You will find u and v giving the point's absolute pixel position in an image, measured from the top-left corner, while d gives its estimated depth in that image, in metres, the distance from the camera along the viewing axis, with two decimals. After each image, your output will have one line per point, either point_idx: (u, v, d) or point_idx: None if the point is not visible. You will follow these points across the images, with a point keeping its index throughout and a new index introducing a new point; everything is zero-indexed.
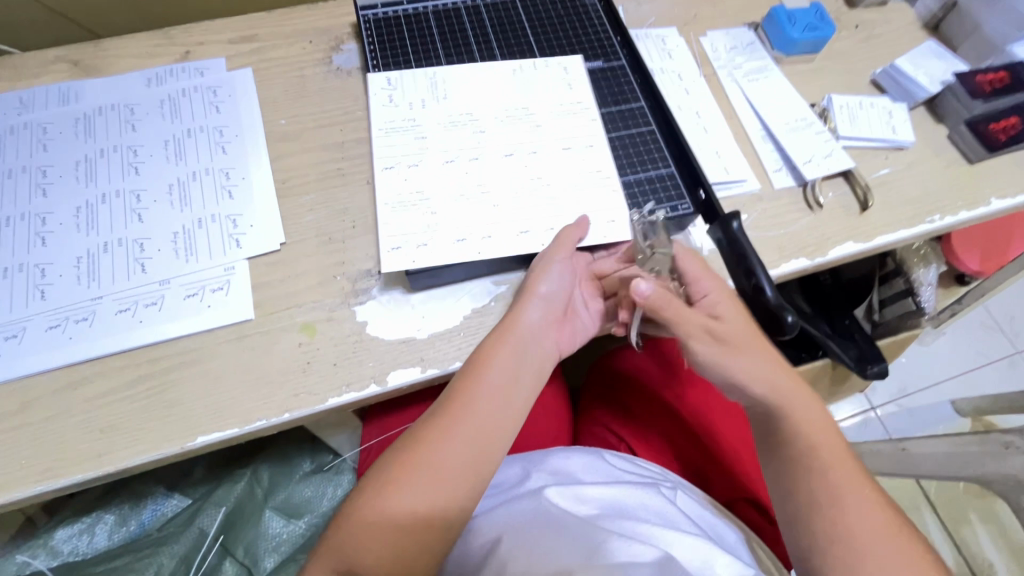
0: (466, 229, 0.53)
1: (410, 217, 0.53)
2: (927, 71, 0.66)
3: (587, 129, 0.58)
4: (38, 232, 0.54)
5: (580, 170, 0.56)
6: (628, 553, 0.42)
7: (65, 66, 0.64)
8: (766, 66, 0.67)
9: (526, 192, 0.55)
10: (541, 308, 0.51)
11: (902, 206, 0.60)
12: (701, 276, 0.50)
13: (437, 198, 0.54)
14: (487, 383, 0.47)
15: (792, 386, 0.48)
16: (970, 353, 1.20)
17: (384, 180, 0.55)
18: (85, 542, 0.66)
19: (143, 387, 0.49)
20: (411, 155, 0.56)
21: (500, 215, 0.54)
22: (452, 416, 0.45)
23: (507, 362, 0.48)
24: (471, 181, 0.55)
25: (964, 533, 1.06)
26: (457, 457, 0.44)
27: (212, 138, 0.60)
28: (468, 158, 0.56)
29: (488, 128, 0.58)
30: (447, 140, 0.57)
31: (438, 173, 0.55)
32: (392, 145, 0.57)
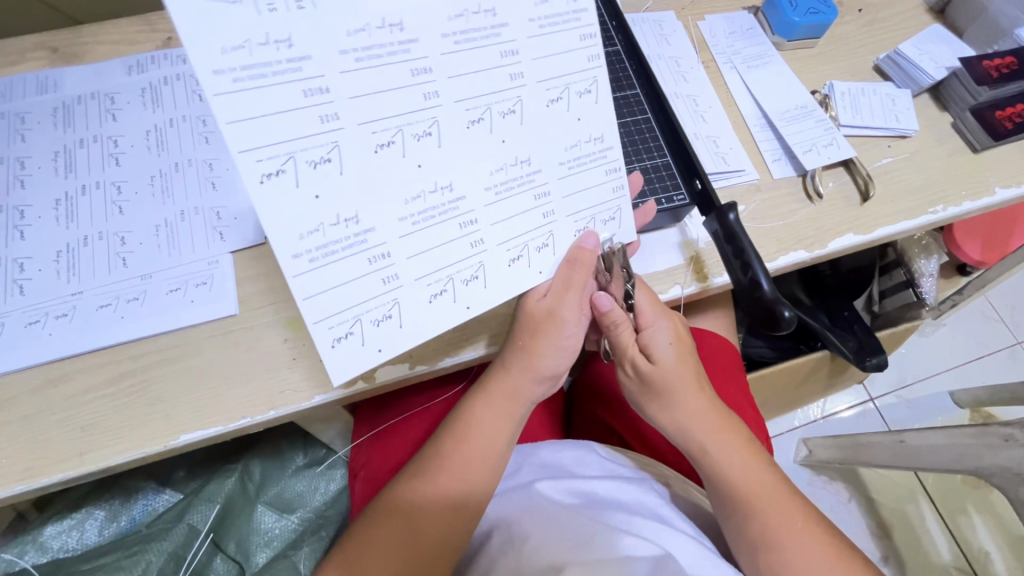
0: (443, 274, 0.40)
1: (346, 267, 0.36)
2: (932, 56, 0.64)
3: (596, 109, 0.43)
4: (15, 226, 0.53)
5: (588, 176, 0.44)
6: (625, 549, 0.40)
7: (43, 53, 0.62)
8: (766, 52, 0.65)
9: (510, 190, 0.41)
10: (557, 362, 0.49)
11: (904, 196, 0.58)
12: (658, 318, 0.50)
13: (381, 228, 0.37)
14: (490, 433, 0.48)
15: (722, 424, 0.49)
16: (971, 344, 1.19)
17: (268, 206, 0.33)
18: (75, 538, 0.66)
19: (125, 384, 0.48)
20: (312, 143, 0.33)
21: (485, 248, 0.41)
22: (458, 467, 0.46)
23: (510, 413, 0.49)
24: (430, 195, 0.38)
25: (960, 523, 1.06)
26: (465, 504, 0.45)
27: (194, 128, 0.58)
28: (415, 138, 0.37)
29: (445, 99, 0.37)
30: (365, 112, 0.34)
31: (366, 174, 0.35)
32: (265, 126, 0.32)
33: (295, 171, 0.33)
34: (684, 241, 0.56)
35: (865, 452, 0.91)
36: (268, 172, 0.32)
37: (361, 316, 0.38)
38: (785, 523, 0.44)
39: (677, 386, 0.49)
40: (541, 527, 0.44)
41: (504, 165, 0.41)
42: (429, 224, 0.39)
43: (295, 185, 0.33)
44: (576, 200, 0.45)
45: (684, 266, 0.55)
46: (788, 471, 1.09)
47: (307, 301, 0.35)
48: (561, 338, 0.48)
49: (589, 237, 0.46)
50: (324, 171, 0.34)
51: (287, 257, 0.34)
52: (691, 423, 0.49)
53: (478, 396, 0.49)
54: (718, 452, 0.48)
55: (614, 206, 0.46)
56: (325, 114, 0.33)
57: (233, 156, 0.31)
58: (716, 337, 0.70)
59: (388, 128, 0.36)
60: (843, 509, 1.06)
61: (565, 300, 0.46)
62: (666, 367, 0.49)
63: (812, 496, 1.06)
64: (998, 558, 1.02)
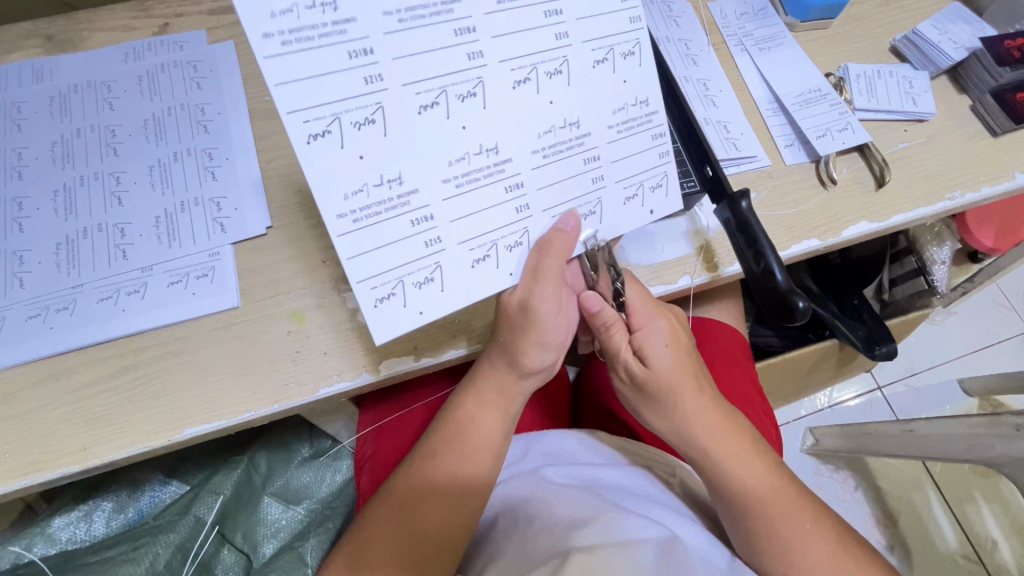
0: (487, 239, 0.39)
1: (389, 229, 0.35)
2: (952, 35, 0.62)
3: (641, 73, 0.41)
4: (14, 217, 0.52)
5: (634, 141, 0.42)
6: (633, 531, 0.40)
7: (38, 41, 0.61)
8: (778, 34, 0.63)
9: (560, 155, 0.40)
10: (544, 356, 0.46)
11: (921, 181, 0.57)
12: (652, 318, 0.48)
13: (425, 190, 0.36)
14: (484, 428, 0.47)
15: (726, 425, 0.47)
16: (981, 331, 1.17)
17: (318, 169, 0.32)
18: (82, 529, 0.67)
19: (127, 377, 0.48)
20: (357, 104, 0.32)
21: (531, 213, 0.40)
22: (456, 459, 0.45)
23: (503, 406, 0.47)
24: (475, 157, 0.37)
25: (968, 512, 1.05)
26: (467, 494, 0.45)
27: (193, 116, 0.57)
28: (460, 99, 0.35)
29: (491, 59, 0.35)
30: (409, 72, 0.33)
31: (410, 136, 0.34)
32: (312, 87, 0.31)
33: (340, 132, 0.32)
34: (694, 229, 0.54)
35: (873, 441, 0.90)
36: (314, 133, 0.31)
37: (403, 277, 0.37)
38: (791, 525, 0.44)
39: (675, 392, 0.47)
40: (546, 512, 0.43)
41: (553, 127, 0.39)
42: (474, 186, 0.37)
43: (341, 146, 0.32)
44: (624, 165, 0.43)
45: (693, 255, 0.53)
46: (795, 459, 1.08)
47: (352, 260, 0.35)
48: (542, 330, 0.44)
49: (570, 218, 0.42)
50: (367, 133, 0.33)
51: (332, 217, 0.33)
52: (694, 427, 0.47)
53: (466, 393, 0.47)
54: (719, 454, 0.46)
55: (659, 172, 0.44)
56: (368, 75, 0.32)
57: (280, 117, 0.30)
58: (726, 328, 0.69)
59: (433, 88, 0.34)
60: (849, 497, 1.05)
61: (538, 292, 0.42)
62: (662, 368, 0.47)
63: (817, 484, 1.06)
64: (1005, 546, 1.02)
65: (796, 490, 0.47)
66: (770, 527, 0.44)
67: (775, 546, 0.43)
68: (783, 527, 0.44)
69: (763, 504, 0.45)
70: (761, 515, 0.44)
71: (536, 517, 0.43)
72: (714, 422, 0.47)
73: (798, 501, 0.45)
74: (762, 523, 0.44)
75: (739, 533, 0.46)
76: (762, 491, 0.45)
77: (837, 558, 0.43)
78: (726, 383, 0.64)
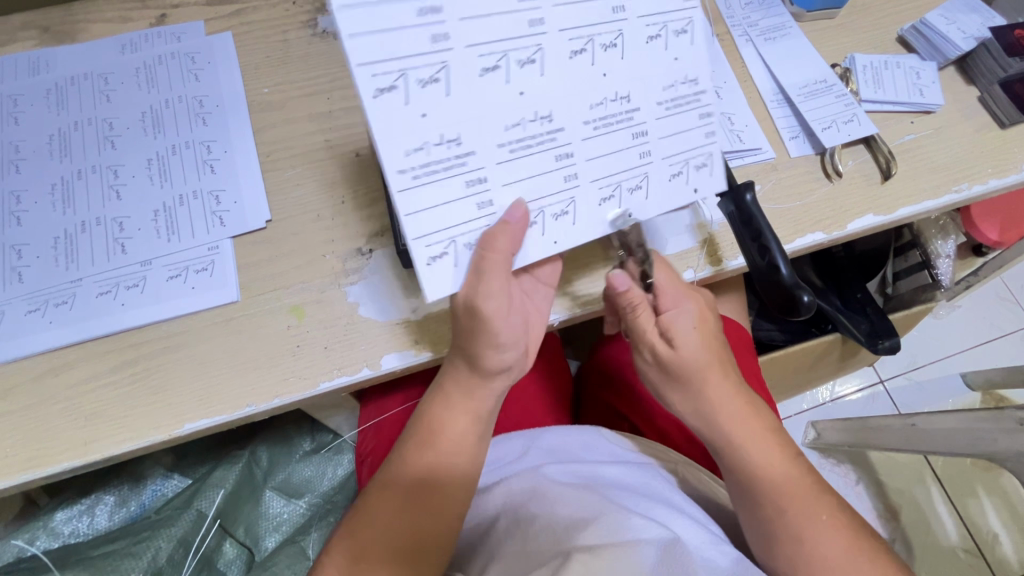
0: (537, 207, 0.41)
1: (445, 188, 0.37)
2: (961, 25, 0.61)
3: (692, 51, 0.43)
4: (12, 212, 0.52)
5: (682, 118, 0.44)
6: (635, 531, 0.40)
7: (34, 33, 0.60)
8: (784, 24, 0.62)
9: (609, 125, 0.41)
10: (502, 355, 0.44)
11: (928, 174, 0.56)
12: (679, 300, 0.47)
13: (481, 152, 0.38)
14: (452, 430, 0.45)
15: (739, 418, 0.47)
16: (985, 325, 1.17)
17: (383, 120, 0.35)
18: (85, 523, 0.68)
19: (127, 372, 0.47)
20: (424, 62, 0.35)
21: (579, 182, 0.41)
22: (431, 459, 0.45)
23: (469, 406, 0.46)
24: (530, 124, 0.39)
25: (969, 505, 1.05)
26: (450, 492, 0.44)
27: (192, 109, 0.56)
28: (520, 64, 0.38)
29: (550, 27, 0.39)
30: (474, 35, 0.36)
31: (471, 98, 0.37)
32: (384, 39, 0.34)
33: (405, 88, 0.35)
34: (697, 223, 0.54)
35: (875, 435, 0.89)
36: (382, 87, 0.34)
37: (455, 238, 0.38)
38: (804, 518, 0.44)
39: (702, 374, 0.47)
40: (548, 512, 0.43)
41: (603, 100, 0.41)
42: (526, 153, 0.39)
43: (405, 103, 0.35)
44: (672, 142, 0.44)
45: (696, 249, 0.53)
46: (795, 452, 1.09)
47: (409, 217, 0.37)
48: (493, 330, 0.41)
49: (517, 210, 0.39)
50: (431, 91, 0.36)
51: (393, 172, 0.35)
52: (721, 413, 0.47)
53: (439, 395, 0.46)
54: (740, 439, 0.46)
55: (705, 151, 0.45)
56: (435, 34, 0.35)
57: (352, 68, 0.33)
58: (730, 323, 0.68)
59: (494, 52, 0.37)
60: (850, 491, 1.05)
61: (482, 289, 0.39)
62: (687, 352, 0.46)
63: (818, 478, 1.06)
64: (1005, 539, 1.02)
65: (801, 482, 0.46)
66: (781, 521, 0.44)
67: (789, 541, 0.43)
68: (797, 521, 0.43)
69: (779, 496, 0.45)
70: (773, 507, 0.44)
71: (538, 517, 0.43)
72: (728, 413, 0.47)
73: (806, 496, 0.45)
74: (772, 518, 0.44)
75: (752, 527, 0.45)
76: (772, 487, 0.45)
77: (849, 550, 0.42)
78: None
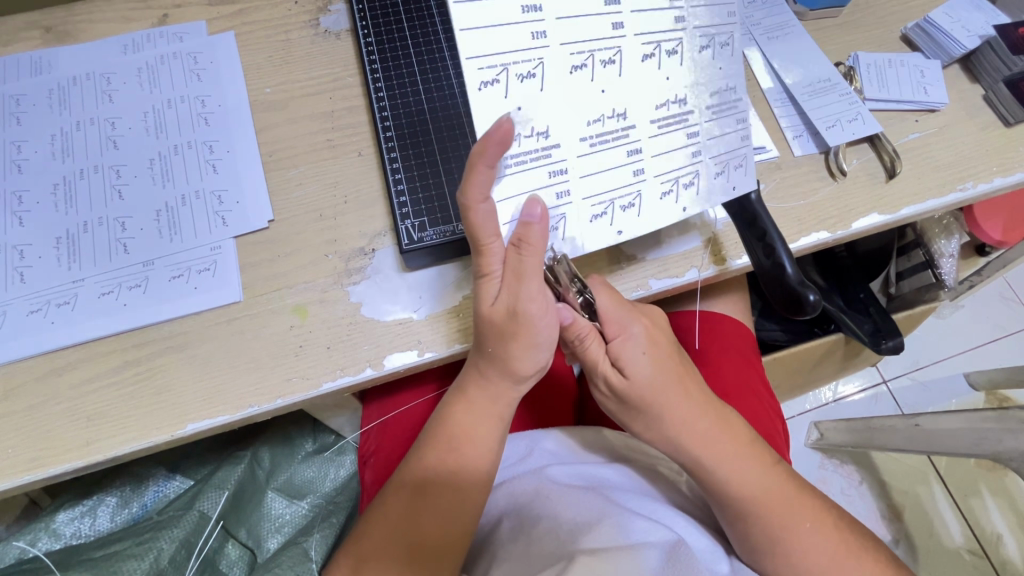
0: (607, 198, 0.43)
1: (533, 177, 0.40)
2: (964, 24, 0.61)
3: (732, 61, 0.45)
4: (14, 212, 0.52)
5: (724, 124, 0.46)
6: (638, 534, 0.40)
7: (35, 33, 0.60)
8: (788, 23, 0.62)
9: (674, 126, 0.44)
10: (538, 357, 0.43)
11: (932, 173, 0.56)
12: (627, 323, 0.45)
13: (565, 145, 0.40)
14: (480, 434, 0.45)
15: (722, 433, 0.46)
16: (988, 325, 1.16)
17: (483, 111, 0.37)
18: (87, 524, 0.68)
19: (128, 373, 0.47)
20: (522, 58, 0.38)
21: (645, 177, 0.44)
22: (450, 465, 0.44)
23: (495, 411, 0.45)
24: (608, 120, 0.41)
25: (973, 506, 1.04)
26: (468, 497, 0.44)
27: (194, 109, 0.56)
28: (604, 64, 0.40)
29: (629, 30, 0.41)
30: (567, 34, 0.39)
31: (561, 91, 0.39)
32: (489, 37, 0.37)
33: (506, 82, 0.37)
34: (701, 222, 0.53)
35: (877, 436, 0.89)
36: (486, 80, 0.37)
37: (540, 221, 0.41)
38: (795, 527, 0.44)
39: (659, 399, 0.45)
40: (552, 514, 0.43)
41: (667, 101, 0.43)
42: (603, 147, 0.42)
43: (504, 95, 0.38)
44: (717, 144, 0.46)
45: (701, 248, 0.53)
46: (798, 453, 1.09)
47: (502, 204, 0.39)
48: (534, 332, 0.41)
49: (534, 207, 0.39)
50: (528, 85, 0.38)
51: None
52: (684, 435, 0.46)
53: (457, 400, 0.46)
54: (722, 455, 0.45)
55: (741, 153, 0.47)
56: (535, 32, 0.38)
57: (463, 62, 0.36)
58: (733, 323, 0.68)
59: (583, 51, 0.39)
60: (854, 492, 1.05)
61: (524, 292, 0.40)
62: (641, 381, 0.45)
63: (821, 479, 1.06)
64: (1009, 540, 1.02)
65: (797, 483, 0.46)
66: (770, 527, 0.44)
67: (778, 548, 0.43)
68: (785, 529, 0.44)
69: (765, 506, 0.44)
70: (763, 517, 0.44)
71: (542, 518, 0.43)
72: (709, 425, 0.46)
73: (798, 500, 0.45)
74: (766, 528, 0.44)
75: (739, 536, 0.45)
76: (764, 498, 0.44)
77: (838, 558, 0.43)
78: (731, 379, 0.63)
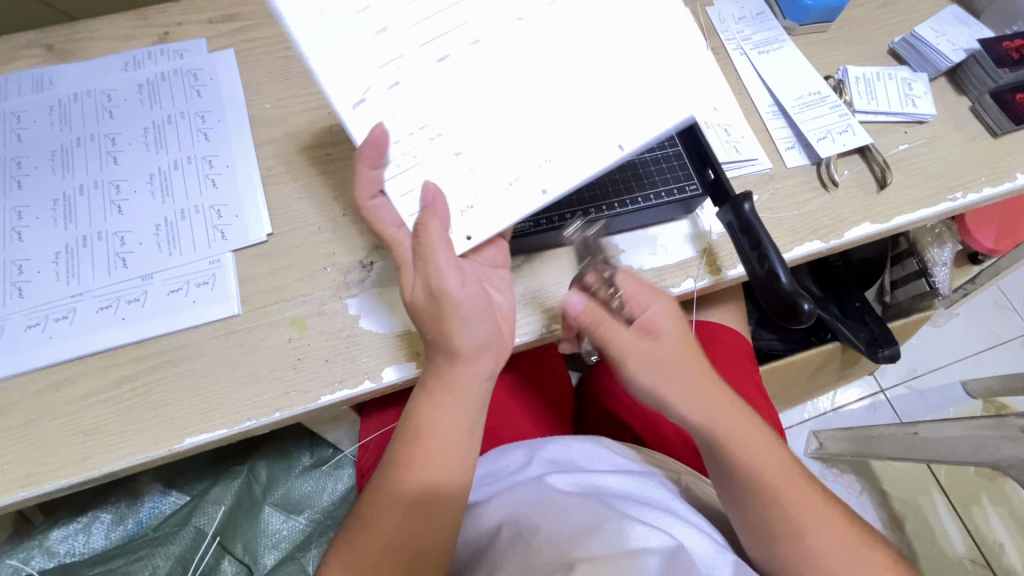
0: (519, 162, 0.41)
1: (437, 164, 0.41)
2: (950, 38, 0.62)
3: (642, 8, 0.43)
4: (14, 227, 0.52)
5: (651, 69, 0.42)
6: (636, 541, 0.40)
7: (37, 51, 0.61)
8: (777, 38, 0.63)
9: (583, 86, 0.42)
10: (475, 332, 0.43)
11: (922, 184, 0.57)
12: (649, 297, 0.48)
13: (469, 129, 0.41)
14: (443, 424, 0.42)
15: (740, 419, 0.46)
16: (984, 333, 1.17)
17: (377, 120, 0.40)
18: (81, 542, 0.68)
19: (127, 388, 0.47)
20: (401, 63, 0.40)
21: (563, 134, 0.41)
22: (415, 462, 0.42)
23: (461, 399, 0.43)
24: None
25: (974, 514, 1.04)
26: (439, 493, 0.41)
27: (193, 124, 0.57)
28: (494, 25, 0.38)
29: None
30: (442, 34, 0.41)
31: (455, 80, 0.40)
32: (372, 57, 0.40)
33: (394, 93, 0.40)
34: (697, 233, 0.54)
35: (877, 444, 0.89)
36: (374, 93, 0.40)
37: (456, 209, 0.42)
38: (812, 520, 0.43)
39: (688, 360, 0.47)
40: (550, 522, 0.42)
41: None
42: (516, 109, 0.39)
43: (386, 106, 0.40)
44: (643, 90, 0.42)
45: (696, 259, 0.53)
46: None
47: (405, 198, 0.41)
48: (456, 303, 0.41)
49: (429, 192, 0.40)
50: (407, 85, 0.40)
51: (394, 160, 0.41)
52: (713, 408, 0.46)
53: (420, 394, 0.43)
54: (743, 439, 0.45)
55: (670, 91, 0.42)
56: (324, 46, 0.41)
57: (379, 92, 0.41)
58: (730, 332, 0.68)
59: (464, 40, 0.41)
60: (855, 502, 1.04)
61: (435, 266, 0.40)
62: (671, 339, 0.47)
63: None
64: (1011, 549, 1.01)
65: None
66: (783, 524, 0.43)
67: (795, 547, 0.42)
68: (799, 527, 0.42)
69: (775, 487, 0.44)
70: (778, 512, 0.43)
71: (540, 527, 0.42)
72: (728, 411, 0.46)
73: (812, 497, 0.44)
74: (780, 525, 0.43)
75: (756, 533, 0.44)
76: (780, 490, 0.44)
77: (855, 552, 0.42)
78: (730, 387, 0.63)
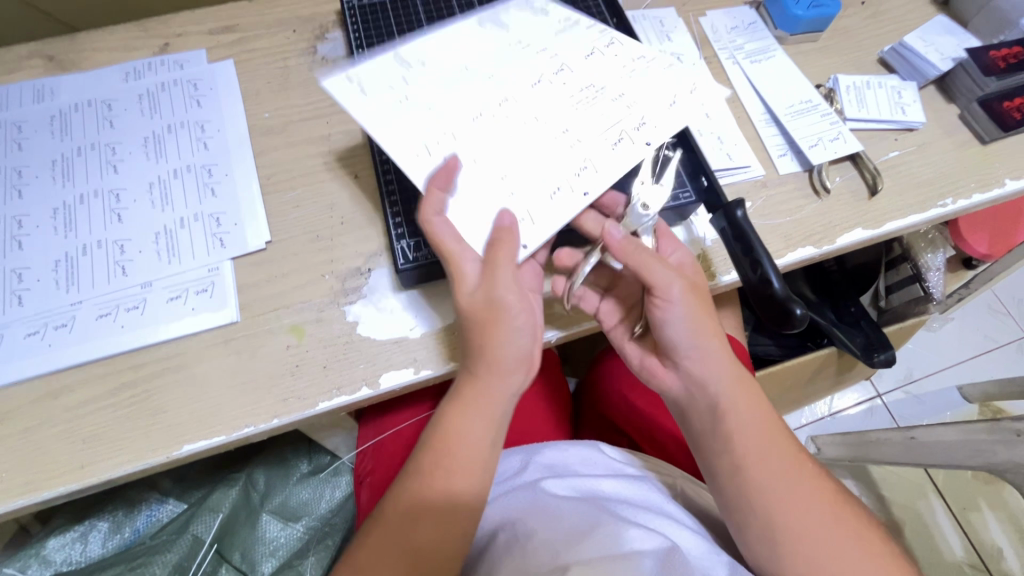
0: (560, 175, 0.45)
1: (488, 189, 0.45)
2: (938, 47, 0.64)
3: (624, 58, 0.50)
4: (14, 236, 0.53)
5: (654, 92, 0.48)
6: (632, 542, 0.40)
7: (39, 61, 0.61)
8: (768, 47, 0.64)
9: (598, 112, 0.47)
10: (519, 343, 0.44)
11: (913, 190, 0.57)
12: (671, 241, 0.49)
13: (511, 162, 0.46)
14: (474, 434, 0.43)
15: (749, 402, 0.45)
16: (978, 337, 1.18)
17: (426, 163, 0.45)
18: (78, 550, 0.67)
19: (125, 395, 0.47)
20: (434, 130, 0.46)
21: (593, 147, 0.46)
22: (444, 470, 0.42)
23: (497, 412, 0.44)
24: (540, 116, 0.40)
25: (972, 519, 1.04)
26: (461, 504, 0.41)
27: (193, 134, 0.58)
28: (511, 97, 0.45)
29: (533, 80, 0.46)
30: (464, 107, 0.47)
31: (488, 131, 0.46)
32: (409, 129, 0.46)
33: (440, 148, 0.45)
34: (691, 240, 0.55)
35: (874, 449, 0.89)
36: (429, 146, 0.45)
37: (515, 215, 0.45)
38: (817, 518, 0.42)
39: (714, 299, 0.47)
40: (545, 527, 0.43)
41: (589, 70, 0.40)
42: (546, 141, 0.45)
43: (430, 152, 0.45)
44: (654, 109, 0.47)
45: None
46: None
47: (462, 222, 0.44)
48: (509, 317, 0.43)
49: (504, 218, 0.44)
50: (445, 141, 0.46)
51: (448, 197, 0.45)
52: (734, 376, 0.45)
53: (451, 403, 0.44)
54: (752, 419, 0.44)
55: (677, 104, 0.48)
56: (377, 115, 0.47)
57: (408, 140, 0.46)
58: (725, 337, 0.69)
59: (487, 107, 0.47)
60: None
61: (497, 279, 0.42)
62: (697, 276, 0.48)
63: None
64: (1010, 554, 1.01)
65: None
66: (785, 521, 0.41)
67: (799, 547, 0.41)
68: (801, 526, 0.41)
69: (784, 477, 0.43)
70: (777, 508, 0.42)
71: (535, 532, 0.42)
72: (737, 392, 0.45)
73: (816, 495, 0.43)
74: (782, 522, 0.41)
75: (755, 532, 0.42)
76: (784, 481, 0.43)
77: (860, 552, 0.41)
78: None
